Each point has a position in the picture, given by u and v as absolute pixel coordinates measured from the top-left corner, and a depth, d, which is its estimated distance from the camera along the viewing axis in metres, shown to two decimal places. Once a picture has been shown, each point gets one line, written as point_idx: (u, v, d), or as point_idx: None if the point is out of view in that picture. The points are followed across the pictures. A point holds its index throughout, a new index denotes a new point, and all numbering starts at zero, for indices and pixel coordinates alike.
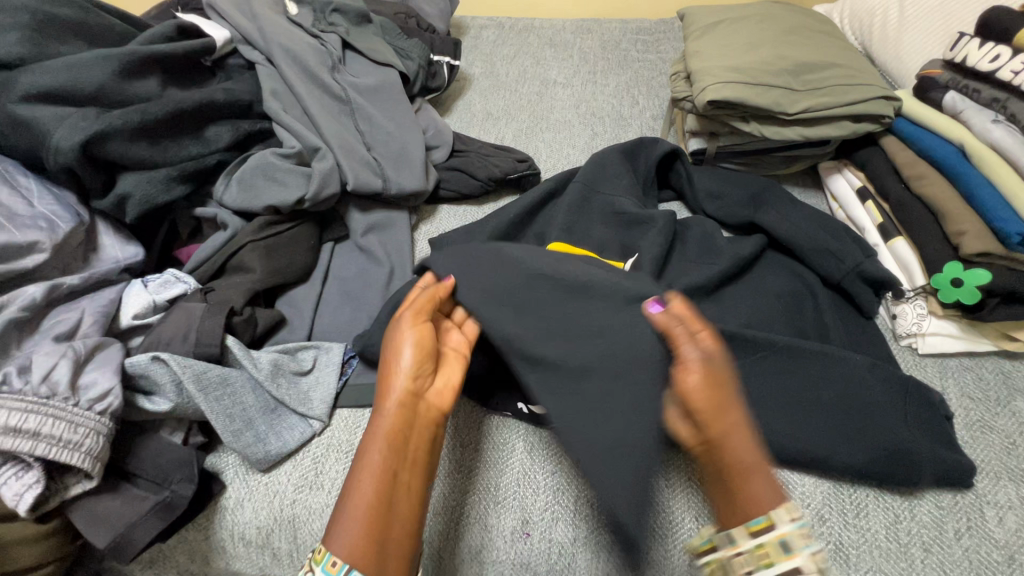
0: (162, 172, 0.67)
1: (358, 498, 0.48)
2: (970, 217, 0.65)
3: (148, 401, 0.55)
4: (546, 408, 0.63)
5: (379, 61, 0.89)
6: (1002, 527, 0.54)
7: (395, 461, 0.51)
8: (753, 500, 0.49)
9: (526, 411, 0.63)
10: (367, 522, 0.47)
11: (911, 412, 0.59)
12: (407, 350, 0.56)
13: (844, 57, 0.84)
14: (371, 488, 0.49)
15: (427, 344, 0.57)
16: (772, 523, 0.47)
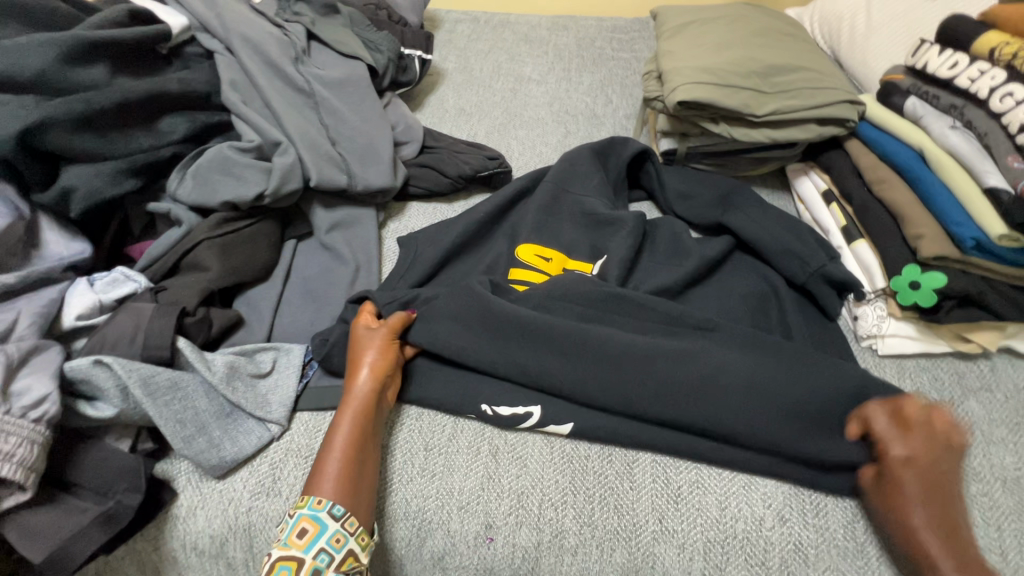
0: (110, 165, 0.64)
1: (325, 477, 0.52)
2: (927, 221, 0.66)
3: (91, 407, 0.53)
4: (512, 410, 0.62)
5: (346, 53, 0.86)
6: None
7: (357, 449, 0.55)
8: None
9: (490, 413, 0.63)
10: (349, 476, 0.53)
11: None
12: (370, 361, 0.60)
13: (811, 60, 0.85)
14: (337, 468, 0.53)
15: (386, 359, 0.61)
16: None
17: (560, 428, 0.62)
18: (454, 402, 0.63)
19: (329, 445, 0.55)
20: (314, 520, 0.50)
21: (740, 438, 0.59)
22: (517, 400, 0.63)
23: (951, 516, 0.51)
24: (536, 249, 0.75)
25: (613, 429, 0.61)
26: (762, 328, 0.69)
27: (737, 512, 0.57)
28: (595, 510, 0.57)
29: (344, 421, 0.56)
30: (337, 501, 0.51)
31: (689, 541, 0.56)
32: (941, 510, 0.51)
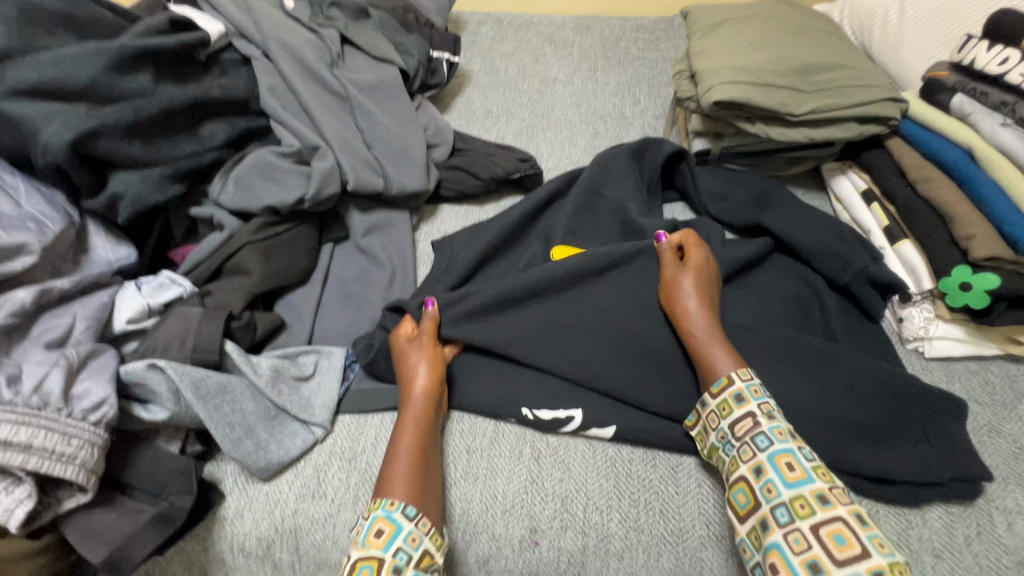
0: (156, 170, 0.65)
1: (396, 480, 0.52)
2: (978, 220, 0.64)
3: (144, 410, 0.53)
4: (552, 414, 0.62)
5: (379, 57, 0.87)
6: (1011, 532, 0.55)
7: (422, 455, 0.55)
8: (710, 366, 0.58)
9: (531, 417, 0.62)
10: (417, 478, 0.53)
11: (909, 425, 0.60)
12: (425, 366, 0.60)
13: (849, 57, 0.83)
14: (407, 473, 0.53)
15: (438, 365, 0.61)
16: (729, 381, 0.56)
17: (603, 431, 0.61)
18: (495, 404, 0.63)
19: (396, 450, 0.55)
20: (389, 520, 0.49)
21: None
22: (559, 404, 0.63)
23: (711, 298, 0.63)
24: (572, 252, 0.75)
25: (654, 431, 0.61)
26: (805, 333, 0.68)
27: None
28: (641, 515, 0.57)
29: (406, 427, 0.56)
30: (411, 501, 0.51)
31: (738, 547, 0.55)
32: (705, 295, 0.63)
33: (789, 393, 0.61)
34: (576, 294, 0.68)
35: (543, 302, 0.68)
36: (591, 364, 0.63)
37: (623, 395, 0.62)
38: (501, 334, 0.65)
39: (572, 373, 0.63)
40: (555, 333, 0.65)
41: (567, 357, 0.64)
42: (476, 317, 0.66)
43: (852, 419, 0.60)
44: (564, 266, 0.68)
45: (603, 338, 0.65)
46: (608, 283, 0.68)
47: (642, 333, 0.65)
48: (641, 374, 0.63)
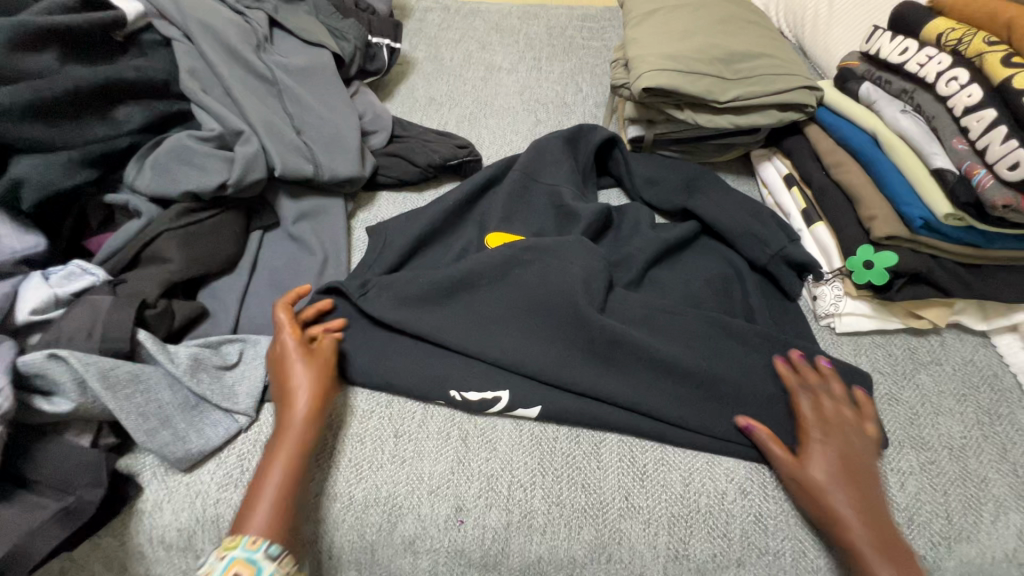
0: (63, 155, 0.62)
1: (260, 502, 0.52)
2: (880, 201, 0.69)
3: (47, 402, 0.51)
4: (480, 394, 0.63)
5: (310, 41, 0.85)
6: (904, 491, 0.59)
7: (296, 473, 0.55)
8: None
9: (459, 398, 0.62)
10: (282, 510, 0.52)
11: None
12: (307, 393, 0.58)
13: (773, 46, 0.86)
14: (272, 507, 0.52)
15: (324, 388, 0.59)
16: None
17: (529, 411, 0.62)
18: (424, 388, 0.63)
19: (268, 468, 0.55)
20: (250, 563, 0.49)
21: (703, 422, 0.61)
22: (487, 385, 0.63)
23: (871, 494, 0.54)
24: (506, 237, 0.76)
25: (580, 409, 0.62)
26: (727, 312, 0.71)
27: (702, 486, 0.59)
28: (564, 490, 0.59)
29: (282, 445, 0.56)
30: (273, 540, 0.51)
31: (655, 517, 0.58)
32: (858, 490, 0.54)
33: (706, 370, 0.64)
34: (509, 279, 0.69)
35: (477, 288, 0.68)
36: (522, 347, 0.64)
37: (553, 378, 0.63)
38: (433, 319, 0.65)
39: (503, 357, 0.63)
40: (488, 317, 0.66)
41: (498, 342, 0.64)
42: (410, 304, 0.66)
43: (765, 391, 0.63)
44: (496, 251, 0.70)
45: (535, 321, 0.66)
46: (541, 266, 0.69)
47: (574, 314, 0.65)
48: (571, 356, 0.64)
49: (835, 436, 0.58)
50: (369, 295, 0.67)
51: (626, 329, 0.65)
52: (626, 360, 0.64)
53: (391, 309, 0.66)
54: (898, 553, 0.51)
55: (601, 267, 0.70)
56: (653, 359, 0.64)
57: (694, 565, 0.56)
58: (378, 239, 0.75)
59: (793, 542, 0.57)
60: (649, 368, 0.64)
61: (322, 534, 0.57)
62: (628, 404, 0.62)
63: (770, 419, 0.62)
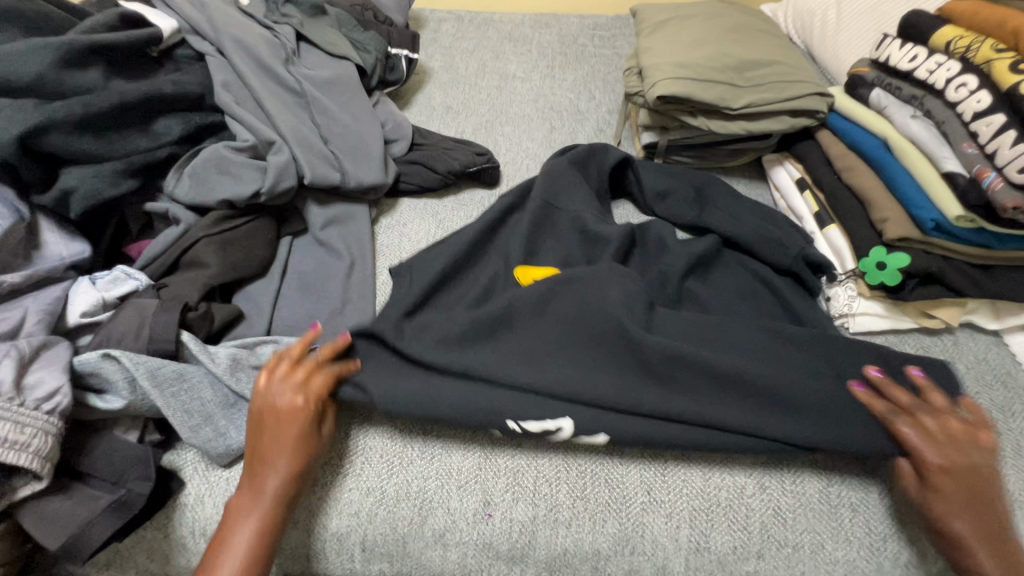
0: (109, 166, 0.65)
1: (235, 546, 0.52)
2: (892, 204, 0.70)
3: (99, 399, 0.54)
4: (540, 424, 0.59)
5: (335, 54, 0.88)
6: None
7: (273, 516, 0.53)
8: None
9: (516, 429, 0.59)
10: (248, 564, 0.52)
11: None
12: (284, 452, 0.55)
13: (783, 54, 0.89)
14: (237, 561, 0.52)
15: (303, 443, 0.56)
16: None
17: (594, 439, 0.59)
18: (467, 412, 0.59)
19: (246, 511, 0.54)
20: None
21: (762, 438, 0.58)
22: (547, 413, 0.59)
23: (999, 528, 0.51)
24: (534, 269, 0.75)
25: (641, 427, 0.59)
26: (771, 323, 0.69)
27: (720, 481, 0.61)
28: (587, 485, 0.61)
29: (261, 491, 0.54)
30: None
31: (676, 510, 0.60)
32: (983, 523, 0.51)
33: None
34: (547, 312, 0.66)
35: (514, 324, 0.66)
36: (576, 377, 0.60)
37: (614, 403, 0.59)
38: (476, 356, 0.62)
39: (557, 387, 0.60)
40: (532, 351, 0.63)
41: (547, 372, 0.61)
42: (448, 345, 0.63)
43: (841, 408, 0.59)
44: (531, 285, 0.67)
45: (580, 347, 0.64)
46: (578, 290, 0.66)
47: (620, 335, 0.63)
48: (625, 379, 0.61)
49: (964, 465, 0.53)
50: (402, 339, 0.63)
51: (676, 344, 0.63)
52: (688, 377, 0.61)
53: (429, 350, 0.63)
54: None
55: (637, 288, 0.68)
56: (715, 372, 0.61)
57: (716, 558, 0.58)
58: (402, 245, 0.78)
59: (811, 535, 0.58)
60: (712, 383, 0.61)
61: (354, 527, 0.60)
62: (701, 419, 0.58)
63: (844, 421, 0.58)
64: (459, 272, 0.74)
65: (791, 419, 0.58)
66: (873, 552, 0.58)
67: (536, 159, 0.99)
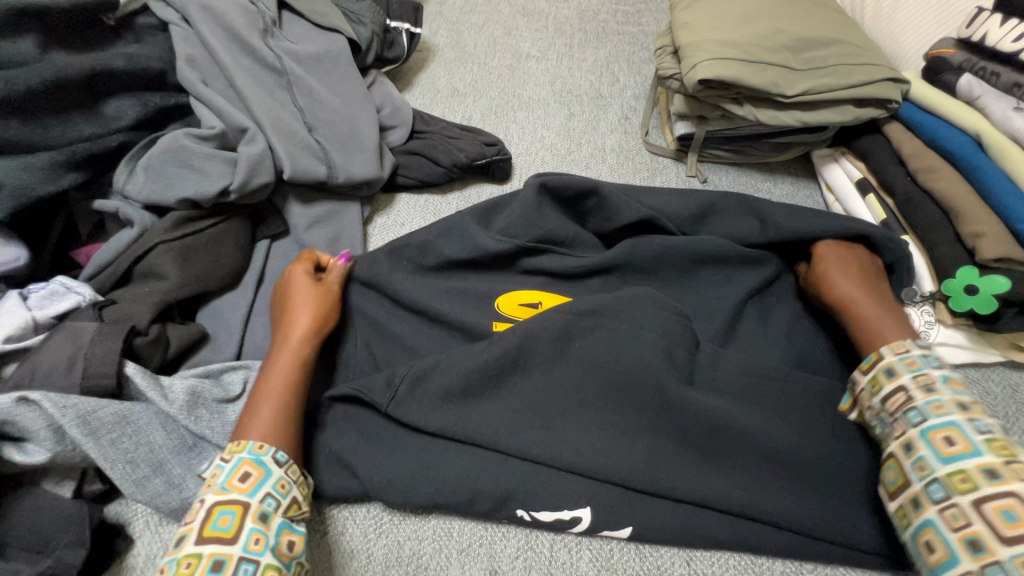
0: (44, 157, 0.54)
1: (261, 419, 0.47)
2: (987, 216, 0.58)
3: (17, 451, 0.44)
4: (555, 515, 0.50)
5: (323, 26, 0.76)
6: None
7: (291, 388, 0.49)
8: (876, 339, 0.51)
9: (528, 519, 0.50)
10: (282, 405, 0.48)
11: None
12: (306, 311, 0.54)
13: (847, 32, 0.76)
14: (271, 415, 0.47)
15: (326, 309, 0.56)
16: (880, 355, 0.48)
17: (618, 532, 0.50)
18: (477, 491, 0.50)
19: (263, 391, 0.49)
20: None
21: (837, 528, 0.48)
22: (562, 503, 0.50)
23: (880, 292, 0.55)
24: (519, 297, 0.60)
25: (669, 518, 0.49)
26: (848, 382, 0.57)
27: (794, 542, 0.49)
28: (614, 554, 0.51)
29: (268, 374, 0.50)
30: (280, 446, 0.46)
31: None
32: (866, 286, 0.55)
33: (789, 409, 0.52)
34: (568, 356, 0.54)
35: (529, 368, 0.54)
36: (602, 448, 0.50)
37: (645, 484, 0.49)
38: (486, 418, 0.52)
39: (580, 463, 0.49)
40: (552, 409, 0.52)
41: (571, 440, 0.50)
42: (453, 400, 0.52)
43: None
44: (547, 316, 0.55)
45: (608, 406, 0.52)
46: (607, 333, 0.54)
47: (659, 396, 0.52)
48: (662, 450, 0.50)
49: (851, 257, 0.58)
50: (402, 399, 0.52)
51: (723, 409, 0.51)
52: (731, 450, 0.50)
53: (432, 411, 0.52)
54: (897, 318, 0.52)
55: (680, 325, 0.55)
56: (773, 453, 0.50)
57: None
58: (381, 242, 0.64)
59: None
60: (762, 462, 0.50)
61: None
62: (742, 510, 0.48)
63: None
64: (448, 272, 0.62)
65: (860, 517, 0.49)
66: None
67: (553, 150, 0.87)
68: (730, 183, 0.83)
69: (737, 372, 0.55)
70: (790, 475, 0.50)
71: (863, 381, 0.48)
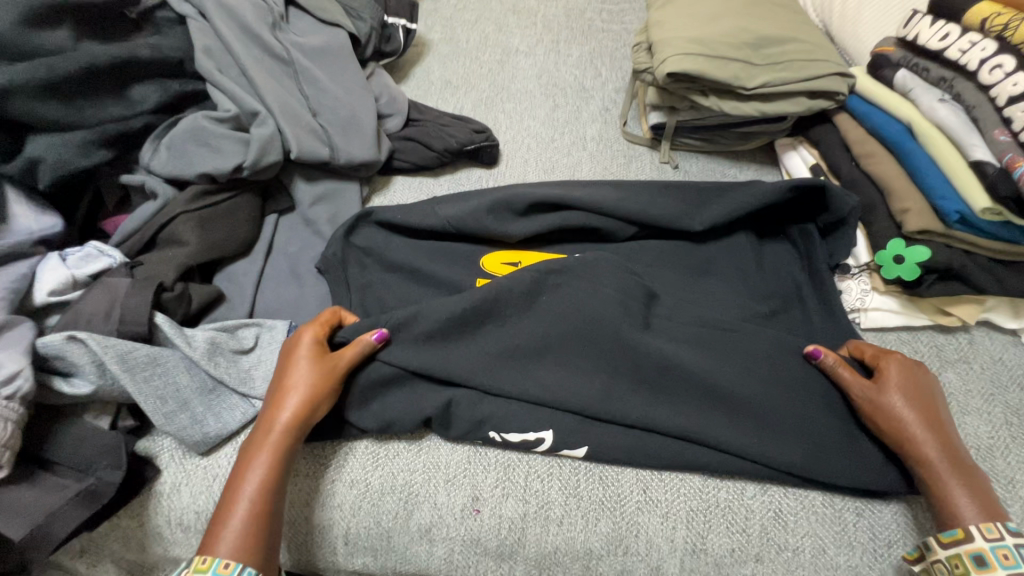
0: (79, 135, 0.61)
1: (227, 534, 0.48)
2: (913, 194, 0.67)
3: (66, 383, 0.51)
4: (522, 435, 0.59)
5: (326, 21, 0.83)
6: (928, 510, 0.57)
7: (269, 482, 0.51)
8: (952, 514, 0.50)
9: (498, 439, 0.59)
10: (251, 518, 0.49)
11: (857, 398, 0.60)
12: (294, 401, 0.54)
13: (804, 31, 0.83)
14: (239, 528, 0.48)
15: (312, 404, 0.54)
16: (967, 536, 0.48)
17: (574, 451, 0.59)
18: (464, 427, 0.59)
19: (238, 491, 0.50)
20: None
21: (767, 452, 0.57)
22: (528, 425, 0.59)
23: (946, 433, 0.54)
24: (502, 257, 0.72)
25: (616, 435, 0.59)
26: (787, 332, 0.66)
27: (726, 459, 0.57)
28: (581, 482, 0.59)
29: (280, 420, 0.53)
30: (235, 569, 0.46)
31: (673, 511, 0.57)
32: (937, 429, 0.54)
33: (722, 345, 0.63)
34: (536, 308, 0.63)
35: (502, 319, 0.63)
36: (566, 383, 0.59)
37: (598, 413, 0.58)
38: (462, 359, 0.60)
39: (546, 394, 0.59)
40: (523, 352, 0.61)
41: (540, 378, 0.60)
42: (435, 343, 0.61)
43: (824, 420, 0.59)
44: (517, 274, 0.64)
45: (572, 350, 0.61)
46: (571, 290, 0.64)
47: (615, 340, 0.61)
48: (616, 385, 0.60)
49: (909, 382, 0.56)
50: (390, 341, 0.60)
51: (673, 349, 0.61)
52: (676, 385, 0.60)
53: (416, 352, 0.60)
54: (971, 476, 0.51)
55: (635, 283, 0.65)
56: (708, 386, 0.60)
57: (712, 560, 0.56)
58: (379, 212, 0.72)
59: (813, 540, 0.56)
60: (700, 394, 0.60)
61: (338, 518, 0.58)
62: (682, 432, 0.58)
63: (835, 449, 0.57)
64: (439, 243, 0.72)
65: (781, 439, 0.57)
66: (877, 559, 0.55)
67: (538, 138, 0.95)
68: (700, 169, 0.89)
69: (689, 328, 0.64)
70: (724, 406, 0.59)
71: (941, 554, 0.49)
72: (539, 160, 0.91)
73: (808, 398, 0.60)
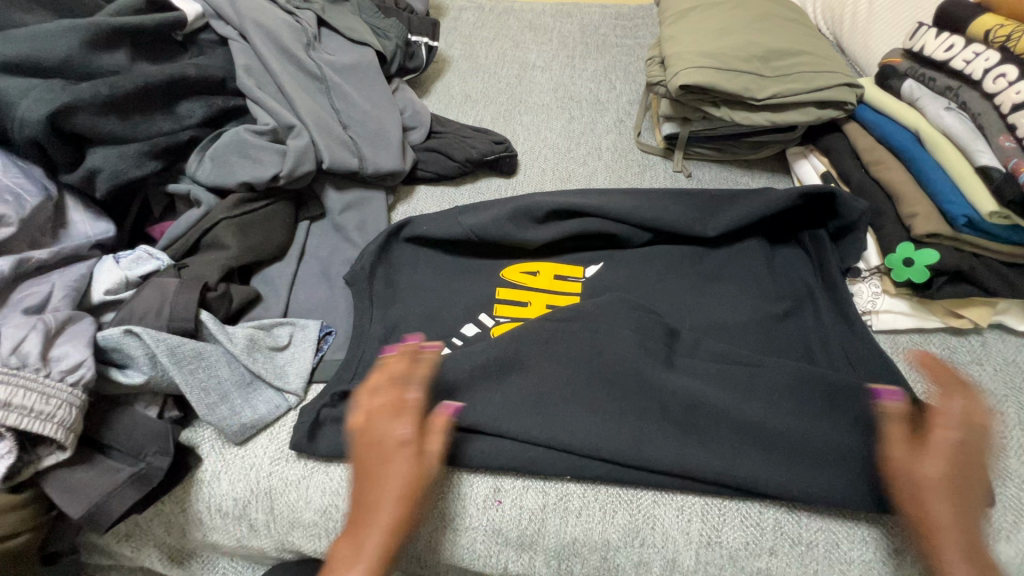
0: (133, 147, 0.66)
1: None
2: (921, 199, 0.69)
3: (122, 373, 0.56)
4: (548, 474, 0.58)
5: (356, 40, 0.88)
6: None
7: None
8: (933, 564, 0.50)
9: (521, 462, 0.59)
10: None
11: (894, 414, 0.58)
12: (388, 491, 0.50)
13: (812, 44, 0.86)
14: None
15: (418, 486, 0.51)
16: None
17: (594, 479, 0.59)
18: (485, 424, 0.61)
19: None
20: None
21: (811, 489, 0.55)
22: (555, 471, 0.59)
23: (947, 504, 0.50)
24: (521, 267, 0.75)
25: (653, 478, 0.58)
26: (808, 364, 0.65)
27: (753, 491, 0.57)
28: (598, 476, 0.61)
29: (380, 523, 0.49)
30: None
31: (688, 504, 0.59)
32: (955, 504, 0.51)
33: (743, 379, 0.62)
34: (558, 353, 0.63)
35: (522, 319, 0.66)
36: (594, 431, 0.58)
37: (632, 459, 0.57)
38: (489, 406, 0.60)
39: (574, 442, 0.58)
40: (547, 398, 0.60)
41: (565, 424, 0.59)
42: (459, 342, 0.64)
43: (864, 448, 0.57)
44: (539, 325, 0.65)
45: (596, 392, 0.61)
46: (591, 334, 0.64)
47: (638, 380, 0.61)
48: (646, 429, 0.59)
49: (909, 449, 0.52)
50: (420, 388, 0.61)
51: (700, 388, 0.61)
52: (707, 425, 0.59)
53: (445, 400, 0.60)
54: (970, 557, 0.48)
55: (654, 321, 0.66)
56: (739, 423, 0.58)
57: (726, 553, 0.57)
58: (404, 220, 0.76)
59: (827, 534, 0.57)
60: (734, 433, 0.58)
61: None
62: (719, 477, 0.56)
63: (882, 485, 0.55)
64: (462, 247, 0.76)
65: (819, 476, 0.56)
66: (889, 554, 0.56)
67: (555, 149, 0.98)
68: (712, 178, 0.92)
69: (710, 367, 0.63)
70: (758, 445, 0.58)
71: None
72: (556, 170, 0.95)
73: (843, 428, 0.58)
